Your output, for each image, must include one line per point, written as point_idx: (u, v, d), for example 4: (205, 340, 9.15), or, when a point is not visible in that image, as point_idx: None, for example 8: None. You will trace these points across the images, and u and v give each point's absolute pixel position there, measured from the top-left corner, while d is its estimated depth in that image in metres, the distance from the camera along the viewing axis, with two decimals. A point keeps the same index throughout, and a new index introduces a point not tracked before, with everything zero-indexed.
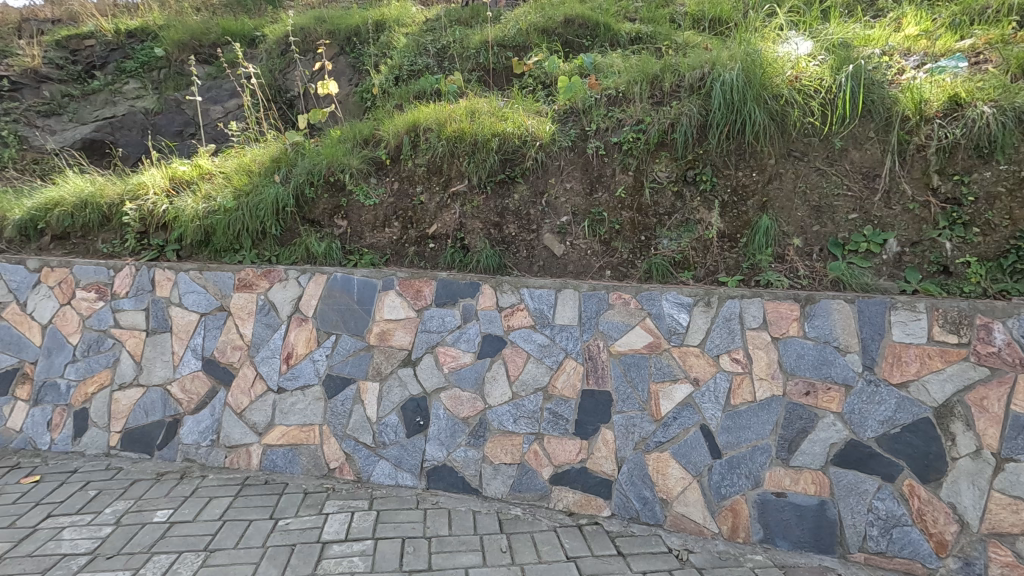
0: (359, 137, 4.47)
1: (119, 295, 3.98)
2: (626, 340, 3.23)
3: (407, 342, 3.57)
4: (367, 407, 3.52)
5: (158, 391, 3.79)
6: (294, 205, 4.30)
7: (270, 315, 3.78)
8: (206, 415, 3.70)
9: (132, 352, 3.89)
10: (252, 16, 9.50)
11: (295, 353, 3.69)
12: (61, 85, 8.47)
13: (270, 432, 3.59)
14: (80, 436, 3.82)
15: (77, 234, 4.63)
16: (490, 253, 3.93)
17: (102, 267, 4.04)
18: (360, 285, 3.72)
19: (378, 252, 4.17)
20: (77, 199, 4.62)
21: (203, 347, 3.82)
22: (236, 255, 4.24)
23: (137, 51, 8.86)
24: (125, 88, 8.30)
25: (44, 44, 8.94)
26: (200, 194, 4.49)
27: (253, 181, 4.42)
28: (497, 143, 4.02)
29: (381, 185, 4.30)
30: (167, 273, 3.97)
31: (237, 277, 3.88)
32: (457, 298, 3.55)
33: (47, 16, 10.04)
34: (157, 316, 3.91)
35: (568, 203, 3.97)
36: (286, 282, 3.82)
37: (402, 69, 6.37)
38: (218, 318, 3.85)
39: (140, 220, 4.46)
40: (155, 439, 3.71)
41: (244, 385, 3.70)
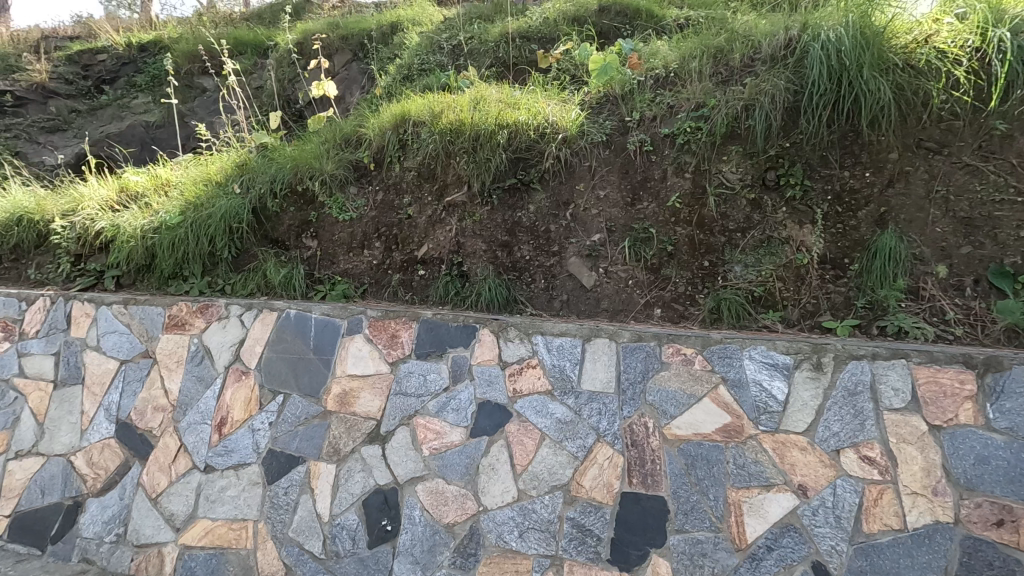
0: (338, 136, 3.55)
1: (27, 335, 3.15)
2: (689, 420, 2.14)
3: (376, 409, 2.57)
4: (317, 500, 2.52)
5: (59, 463, 2.90)
6: (250, 220, 3.40)
7: (203, 366, 2.85)
8: (113, 499, 2.78)
9: (35, 410, 3.03)
10: (266, 25, 8.59)
11: (230, 419, 2.74)
12: (68, 101, 6.99)
13: (191, 529, 2.64)
14: None
15: (8, 258, 3.85)
16: (496, 284, 2.91)
17: (12, 299, 3.24)
18: (319, 328, 2.75)
19: (354, 281, 3.21)
20: (10, 215, 3.83)
21: (118, 407, 2.91)
22: (182, 284, 3.31)
23: (150, 63, 7.27)
24: (134, 103, 6.79)
25: (54, 60, 7.54)
26: (148, 209, 3.65)
27: (207, 192, 3.54)
28: (505, 137, 3.03)
29: (361, 196, 3.37)
30: (86, 308, 3.11)
31: (167, 314, 2.98)
32: (445, 348, 2.54)
33: (66, 34, 9.13)
34: (68, 363, 3.04)
35: (600, 217, 2.94)
36: (226, 322, 2.89)
37: (412, 68, 5.39)
38: (140, 368, 2.94)
39: (76, 240, 3.63)
40: (50, 529, 2.83)
41: (164, 461, 2.77)
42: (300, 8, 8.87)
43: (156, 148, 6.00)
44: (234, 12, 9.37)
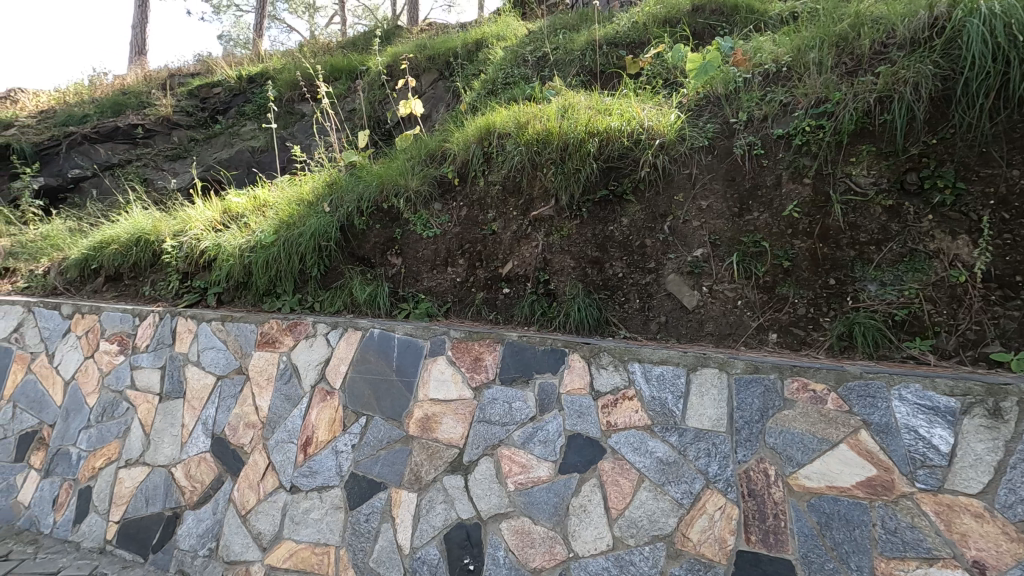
0: (423, 153, 3.53)
1: (139, 349, 3.33)
2: (822, 470, 1.81)
3: (458, 436, 2.43)
4: (398, 530, 2.41)
5: (162, 474, 3.02)
6: (338, 238, 3.42)
7: (291, 384, 2.85)
8: (207, 513, 2.85)
9: (144, 421, 3.18)
10: (359, 51, 8.98)
11: (315, 439, 2.71)
12: (189, 131, 7.62)
13: (276, 549, 2.63)
14: (80, 522, 3.15)
15: (128, 275, 4.13)
16: (585, 303, 2.69)
17: (128, 315, 3.43)
18: (402, 348, 2.67)
19: (437, 299, 3.12)
20: (131, 236, 4.13)
21: (214, 421, 2.99)
22: (275, 301, 3.38)
23: (257, 93, 7.76)
24: (243, 130, 7.27)
25: (178, 95, 8.29)
26: (247, 228, 3.80)
27: (299, 211, 3.61)
28: (596, 145, 2.81)
29: (445, 212, 3.30)
30: (189, 324, 3.24)
31: (260, 331, 3.03)
32: (531, 373, 2.36)
33: (187, 71, 10.05)
34: (172, 377, 3.17)
35: (703, 229, 2.64)
36: (313, 340, 2.89)
37: (496, 83, 5.29)
38: (234, 384, 3.00)
39: (185, 259, 3.83)
40: (151, 538, 2.94)
41: (254, 478, 2.80)
42: (391, 33, 9.19)
43: (260, 171, 6.36)
44: (331, 42, 9.89)
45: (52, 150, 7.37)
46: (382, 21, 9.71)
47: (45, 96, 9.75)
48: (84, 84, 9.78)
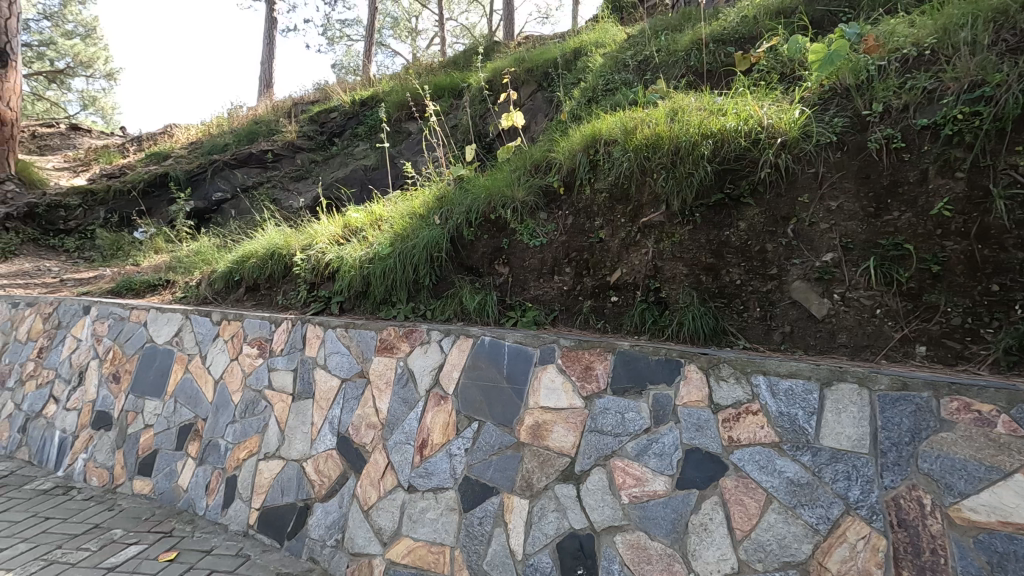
0: (528, 164, 3.60)
1: (275, 353, 3.67)
2: (992, 502, 1.60)
3: (570, 445, 2.42)
4: (511, 536, 2.45)
5: (295, 467, 3.29)
6: (449, 249, 3.56)
7: (408, 388, 3.00)
8: (334, 506, 3.08)
9: (279, 418, 3.50)
10: (460, 69, 9.33)
11: (430, 442, 2.83)
12: (310, 154, 8.34)
13: (396, 545, 2.77)
14: (228, 507, 3.52)
15: (264, 286, 4.58)
16: (700, 312, 2.59)
17: (266, 322, 3.80)
18: (513, 356, 2.71)
19: (545, 307, 3.14)
20: (267, 251, 4.59)
21: (339, 421, 3.22)
22: (391, 309, 3.55)
23: (369, 115, 8.31)
24: (357, 150, 7.82)
25: (301, 122, 9.10)
26: (365, 242, 4.06)
27: (412, 224, 3.81)
28: (710, 147, 2.70)
29: (551, 221, 3.33)
30: (317, 330, 3.52)
31: (380, 337, 3.22)
32: (645, 384, 2.30)
33: (308, 98, 11.00)
34: (303, 378, 3.46)
35: (833, 232, 2.44)
36: (428, 347, 3.02)
37: (597, 90, 5.24)
38: (357, 387, 3.22)
39: (311, 270, 4.16)
40: (287, 526, 3.22)
41: (375, 476, 2.98)
42: (489, 49, 9.47)
43: (372, 187, 6.80)
44: (434, 62, 10.37)
45: (200, 175, 8.37)
46: (481, 38, 10.04)
47: (193, 129, 11.12)
48: (224, 117, 11.04)
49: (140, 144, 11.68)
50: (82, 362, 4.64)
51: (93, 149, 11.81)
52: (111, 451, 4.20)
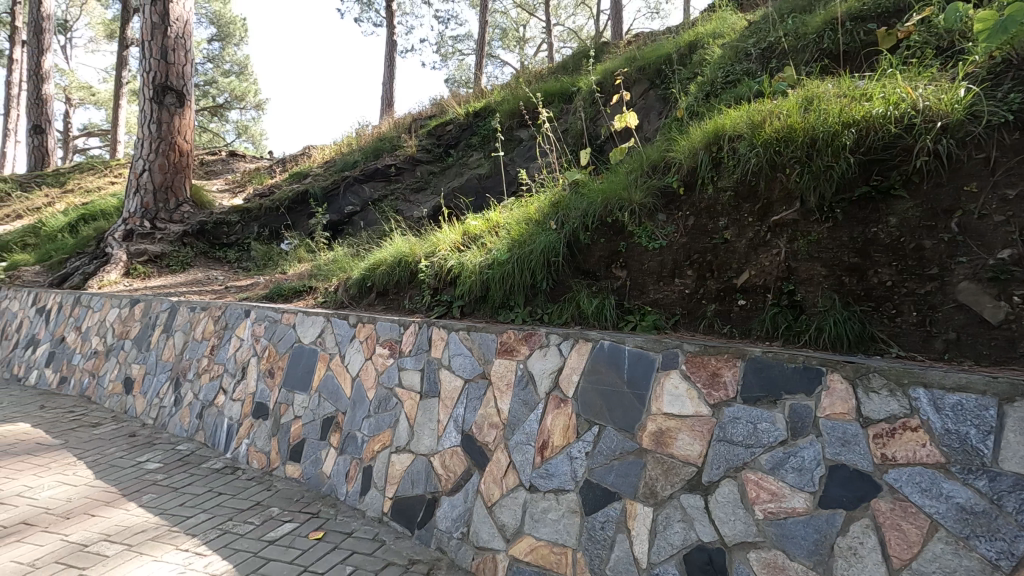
0: (646, 165, 3.55)
1: (404, 353, 3.94)
2: None
3: (696, 454, 2.34)
4: (634, 543, 2.42)
5: (424, 461, 3.51)
6: (565, 253, 3.58)
7: (528, 390, 3.08)
8: (460, 500, 3.24)
9: (408, 415, 3.76)
10: (569, 73, 9.36)
11: (551, 444, 2.88)
12: (429, 166, 8.84)
13: (519, 542, 2.85)
14: (364, 494, 3.83)
15: (392, 291, 4.92)
16: (843, 317, 2.38)
17: (396, 325, 4.09)
18: (633, 360, 2.67)
19: (665, 311, 3.06)
20: (395, 258, 4.94)
21: (463, 420, 3.38)
22: (509, 313, 3.63)
23: (482, 126, 8.63)
24: (471, 160, 8.16)
25: (420, 136, 9.67)
26: (484, 247, 4.22)
27: (528, 229, 3.89)
28: (852, 136, 2.49)
29: (670, 223, 3.26)
30: (442, 333, 3.72)
31: (500, 340, 3.33)
32: (780, 393, 2.16)
33: (425, 113, 11.66)
34: (429, 378, 3.68)
35: (1011, 225, 2.13)
36: (546, 350, 3.07)
37: (715, 83, 5.00)
38: (479, 387, 3.36)
39: (434, 276, 4.41)
40: (416, 516, 3.43)
41: (497, 474, 3.09)
42: (598, 50, 9.41)
43: (487, 195, 7.06)
44: (543, 69, 10.52)
45: (334, 190, 9.21)
46: (589, 40, 10.00)
47: (327, 149, 12.26)
48: (353, 136, 12.04)
49: (284, 165, 13.10)
50: (244, 359, 5.30)
51: (247, 172, 13.46)
52: (267, 438, 4.76)
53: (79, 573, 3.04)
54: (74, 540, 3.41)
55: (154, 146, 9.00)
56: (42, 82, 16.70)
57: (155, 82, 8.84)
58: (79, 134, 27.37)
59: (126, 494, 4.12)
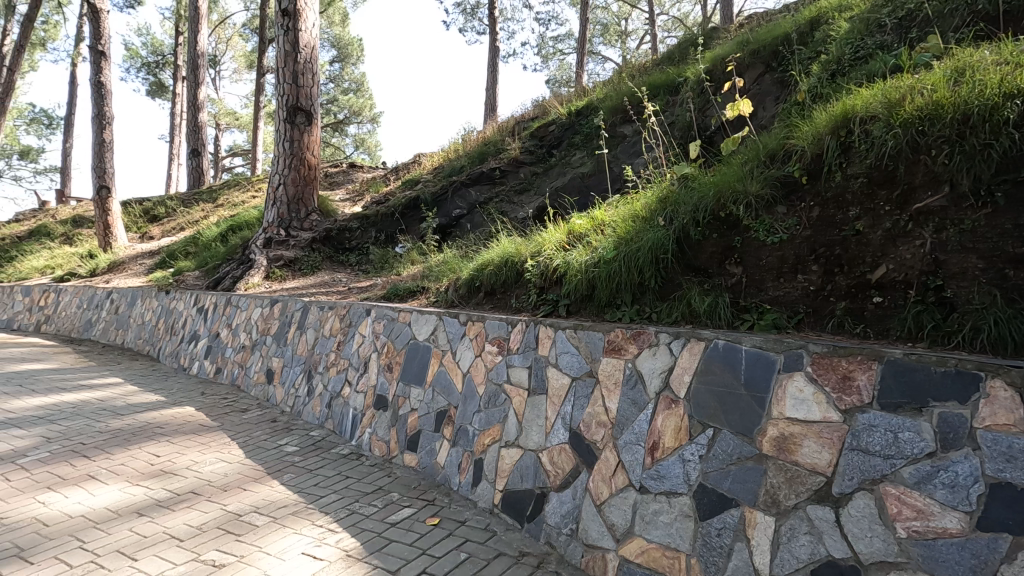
0: (763, 154, 3.37)
1: (512, 350, 4.04)
2: None
3: (825, 463, 2.18)
4: (755, 553, 2.31)
5: (532, 457, 3.58)
6: (675, 249, 3.46)
7: (637, 390, 3.03)
8: (569, 497, 3.27)
9: (517, 411, 3.85)
10: (675, 63, 9.01)
11: (662, 444, 2.82)
12: (532, 167, 8.97)
13: (629, 543, 2.82)
14: (476, 486, 3.99)
15: (499, 291, 5.05)
16: (1006, 316, 2.09)
17: (504, 323, 4.20)
18: (752, 361, 2.54)
19: (787, 310, 2.86)
20: (501, 258, 5.07)
21: (571, 417, 3.41)
22: (616, 312, 3.57)
23: (585, 124, 8.61)
24: (574, 159, 8.17)
25: (523, 138, 9.84)
26: (589, 246, 4.20)
27: (635, 226, 3.81)
28: (1016, 109, 2.21)
29: (791, 215, 3.06)
30: (548, 331, 3.76)
31: (608, 339, 3.30)
32: (927, 400, 1.96)
33: (528, 115, 11.83)
34: (537, 375, 3.75)
35: None
36: (656, 349, 3.00)
37: (842, 61, 4.58)
38: (586, 386, 3.36)
39: (540, 275, 4.46)
40: (526, 510, 3.52)
41: (606, 472, 3.08)
42: (707, 37, 8.97)
43: (590, 195, 7.02)
44: (647, 61, 10.23)
45: (443, 195, 9.64)
46: (696, 27, 9.57)
47: (435, 155, 12.86)
48: (459, 142, 12.53)
49: (397, 173, 13.96)
50: (366, 354, 5.73)
51: (364, 181, 14.52)
52: (387, 428, 5.11)
53: (235, 538, 3.48)
54: (232, 510, 3.90)
55: (287, 162, 10.01)
56: (199, 112, 19.22)
57: (288, 104, 9.84)
58: (226, 155, 31.11)
59: (270, 472, 4.64)
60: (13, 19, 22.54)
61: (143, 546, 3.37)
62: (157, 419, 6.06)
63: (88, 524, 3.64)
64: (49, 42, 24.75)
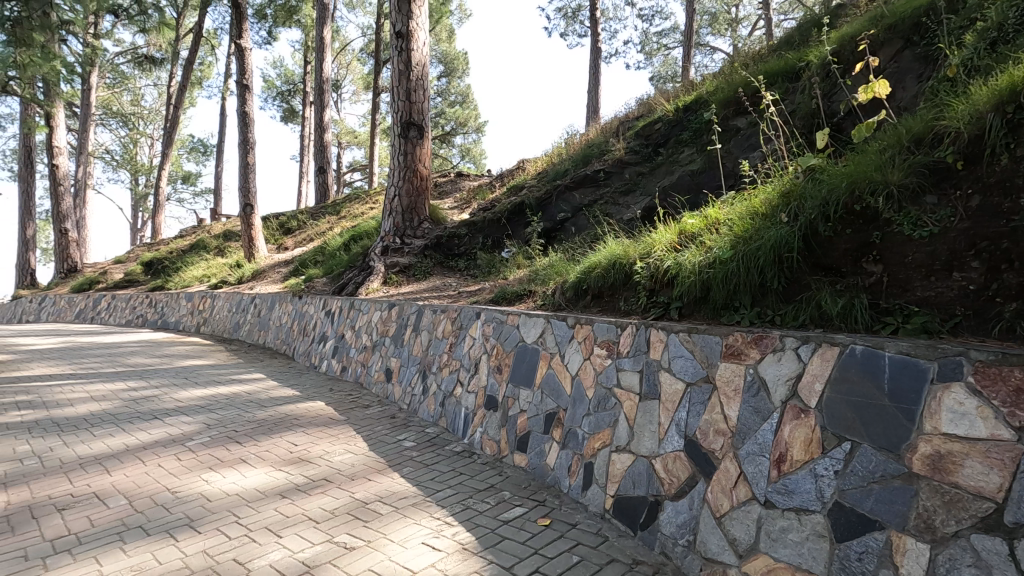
0: (906, 140, 3.10)
1: (622, 354, 3.97)
2: None
3: (994, 487, 1.93)
4: None
5: (645, 463, 3.50)
6: (801, 247, 3.23)
7: (760, 397, 2.85)
8: (685, 507, 3.15)
9: (628, 416, 3.78)
10: (795, 47, 8.35)
11: (789, 457, 2.62)
12: (637, 167, 8.77)
13: (755, 559, 2.66)
14: (587, 490, 3.97)
15: (606, 294, 4.97)
16: None
17: (613, 326, 4.14)
18: (897, 369, 2.29)
19: (940, 313, 2.53)
20: (609, 261, 5.02)
21: (686, 424, 3.28)
22: (734, 314, 3.36)
23: (694, 120, 8.27)
24: (682, 157, 7.88)
25: (628, 138, 9.65)
26: (702, 247, 4.02)
27: (754, 224, 3.60)
28: None
29: (944, 206, 2.79)
30: (660, 335, 3.65)
31: (726, 343, 3.14)
32: None
33: (632, 115, 11.59)
34: (649, 380, 3.65)
35: None
36: (782, 354, 2.80)
37: (1005, 26, 3.98)
38: (703, 392, 3.22)
39: (650, 277, 4.34)
40: (639, 517, 3.44)
41: (726, 484, 2.92)
42: (832, 15, 8.22)
43: (701, 194, 6.74)
44: (763, 47, 9.58)
45: (547, 199, 9.72)
46: (819, 5, 8.80)
47: (539, 161, 13.01)
48: (562, 146, 12.56)
49: (502, 180, 14.30)
50: (477, 356, 5.93)
51: (471, 189, 15.04)
52: (498, 428, 5.24)
53: (363, 524, 3.77)
54: (359, 498, 4.22)
55: (401, 174, 10.66)
56: (324, 132, 21.06)
57: (402, 119, 10.49)
58: (347, 171, 33.81)
59: (391, 465, 4.96)
60: (177, 64, 26.21)
61: (286, 525, 3.76)
62: (293, 412, 6.72)
63: (242, 502, 4.13)
64: (205, 81, 28.53)
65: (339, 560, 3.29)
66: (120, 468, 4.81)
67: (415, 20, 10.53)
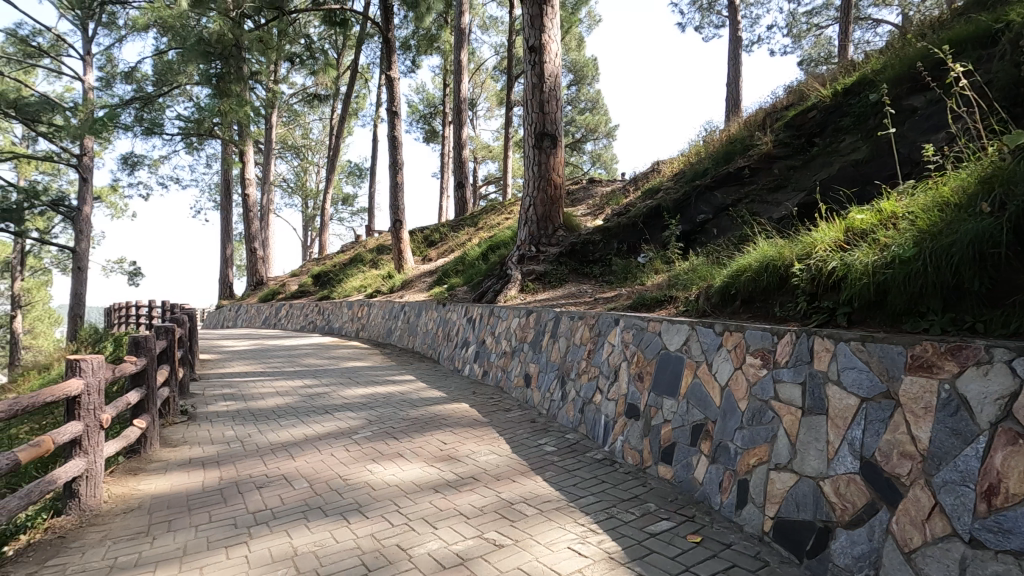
0: None
1: (780, 364, 3.65)
2: None
3: None
4: None
5: (811, 485, 3.18)
6: (1011, 241, 2.74)
7: (961, 418, 2.46)
8: (862, 538, 2.81)
9: (789, 432, 3.46)
10: (989, 6, 7.10)
11: (1004, 490, 2.25)
12: (788, 161, 8.07)
13: None
14: (741, 509, 3.71)
15: (759, 299, 4.63)
16: None
17: (768, 333, 3.83)
18: None
19: None
20: (761, 263, 4.66)
21: (861, 444, 2.93)
22: (920, 321, 2.94)
23: (857, 104, 7.40)
24: (843, 146, 7.09)
25: (776, 129, 8.91)
26: (876, 245, 3.57)
27: (944, 216, 3.12)
28: None
29: None
30: (826, 343, 3.30)
31: (912, 354, 2.75)
32: None
33: (780, 104, 10.69)
34: (814, 393, 3.32)
35: None
36: (988, 368, 2.39)
37: None
38: (883, 409, 2.86)
39: (811, 280, 3.96)
40: (805, 544, 3.14)
41: (915, 515, 2.56)
42: None
43: (868, 187, 6.02)
44: (945, 12, 8.27)
45: (685, 201, 9.32)
46: None
47: (675, 161, 12.50)
48: (700, 144, 11.95)
49: (635, 184, 13.98)
50: (616, 363, 5.85)
51: (604, 195, 14.90)
52: (640, 438, 5.11)
53: (510, 523, 3.90)
54: (504, 498, 4.38)
55: (536, 183, 10.92)
56: (462, 149, 22.29)
57: (535, 130, 10.76)
58: (483, 184, 35.45)
59: (533, 468, 5.07)
60: (338, 98, 29.56)
61: (441, 517, 4.02)
62: (441, 413, 7.18)
63: (401, 493, 4.51)
64: (360, 111, 31.80)
65: (490, 556, 3.44)
66: (301, 455, 5.51)
67: (548, 33, 10.73)
